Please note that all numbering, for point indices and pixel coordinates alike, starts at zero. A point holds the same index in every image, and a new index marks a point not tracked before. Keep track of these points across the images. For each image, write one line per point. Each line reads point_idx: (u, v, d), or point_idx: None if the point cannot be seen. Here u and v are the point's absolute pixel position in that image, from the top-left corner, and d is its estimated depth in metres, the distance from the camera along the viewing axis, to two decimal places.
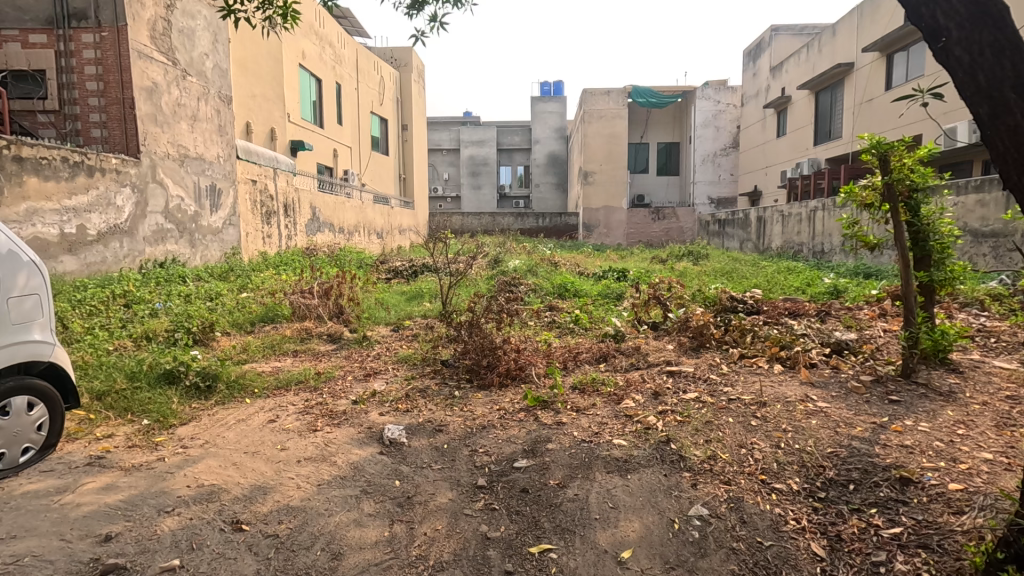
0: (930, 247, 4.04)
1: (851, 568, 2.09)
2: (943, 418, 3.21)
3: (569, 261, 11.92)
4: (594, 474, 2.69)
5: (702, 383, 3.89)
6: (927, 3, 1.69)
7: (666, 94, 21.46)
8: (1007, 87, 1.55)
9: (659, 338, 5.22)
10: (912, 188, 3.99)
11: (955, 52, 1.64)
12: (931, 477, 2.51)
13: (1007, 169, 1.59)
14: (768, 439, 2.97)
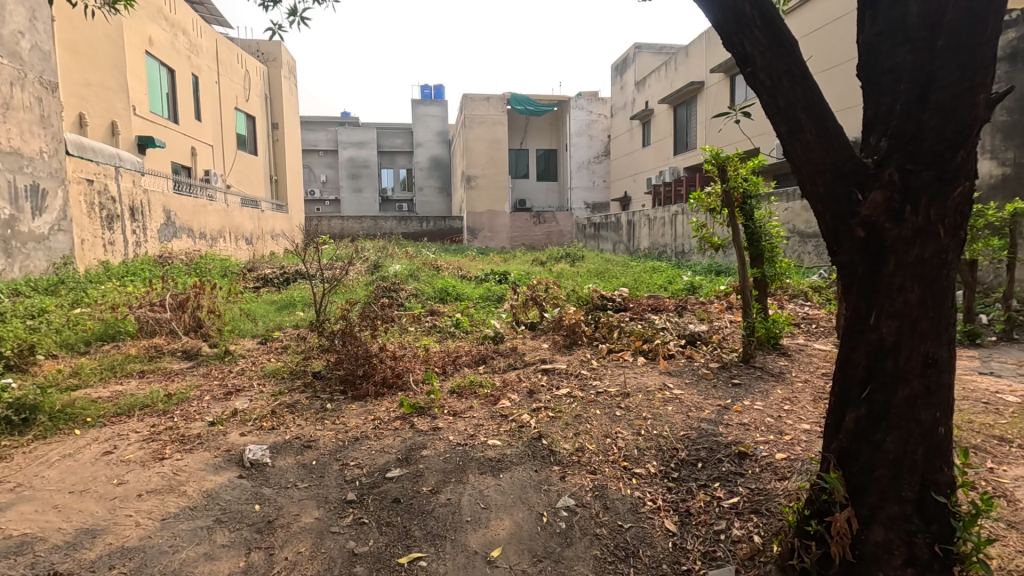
0: (762, 246, 4.57)
1: (697, 539, 2.30)
2: (774, 396, 3.67)
3: (451, 264, 11.91)
4: (467, 476, 2.71)
5: (574, 379, 4.08)
6: (737, 32, 1.90)
7: (543, 103, 22.30)
8: (800, 109, 1.80)
9: (535, 338, 5.41)
10: (746, 195, 4.51)
11: (760, 77, 1.87)
12: (763, 450, 2.85)
13: (803, 178, 1.87)
14: (630, 428, 3.19)
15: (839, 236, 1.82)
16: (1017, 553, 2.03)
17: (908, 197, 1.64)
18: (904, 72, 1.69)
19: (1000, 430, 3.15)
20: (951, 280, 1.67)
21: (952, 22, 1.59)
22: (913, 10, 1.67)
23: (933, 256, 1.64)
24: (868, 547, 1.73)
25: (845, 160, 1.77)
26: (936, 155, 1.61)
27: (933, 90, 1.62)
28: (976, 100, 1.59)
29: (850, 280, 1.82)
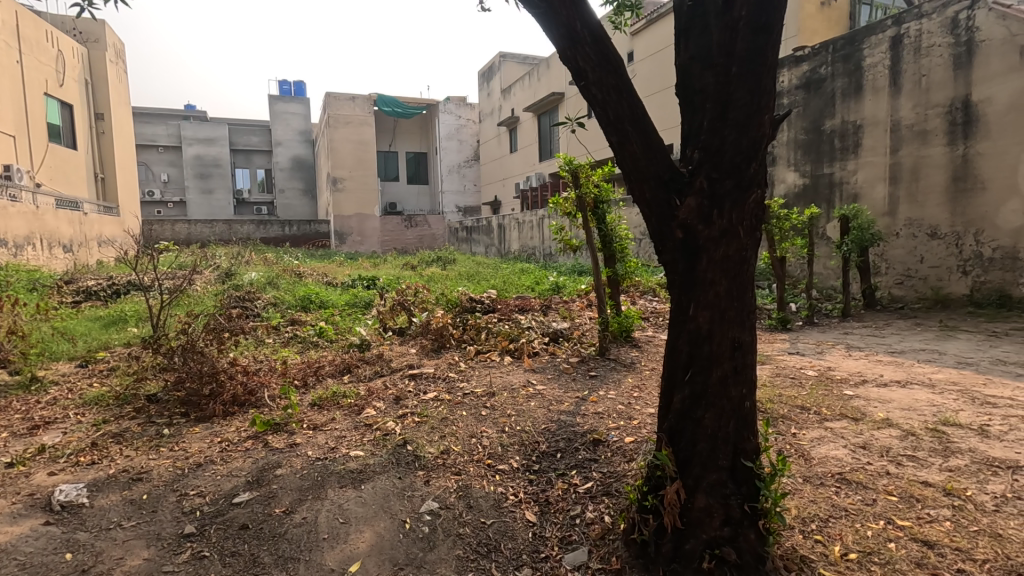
0: (614, 247, 4.93)
1: (555, 525, 2.42)
2: (625, 385, 4.00)
3: (315, 271, 11.28)
4: (326, 491, 2.58)
5: (441, 382, 4.08)
6: (571, 46, 2.03)
7: (410, 106, 21.86)
8: (626, 122, 1.98)
9: (403, 343, 5.31)
10: (597, 199, 4.86)
11: (592, 90, 2.02)
12: (614, 435, 3.08)
13: (632, 185, 2.05)
14: (494, 426, 3.27)
15: (663, 237, 2.03)
16: (810, 503, 2.41)
17: (715, 203, 1.87)
18: (708, 93, 1.93)
19: (802, 401, 3.73)
20: (751, 274, 1.94)
21: (742, 51, 1.84)
22: (715, 38, 1.91)
23: (735, 253, 1.88)
24: (694, 514, 1.96)
25: (665, 169, 1.98)
26: (735, 166, 1.86)
27: (731, 109, 1.87)
28: (763, 119, 1.86)
29: (673, 276, 2.03)
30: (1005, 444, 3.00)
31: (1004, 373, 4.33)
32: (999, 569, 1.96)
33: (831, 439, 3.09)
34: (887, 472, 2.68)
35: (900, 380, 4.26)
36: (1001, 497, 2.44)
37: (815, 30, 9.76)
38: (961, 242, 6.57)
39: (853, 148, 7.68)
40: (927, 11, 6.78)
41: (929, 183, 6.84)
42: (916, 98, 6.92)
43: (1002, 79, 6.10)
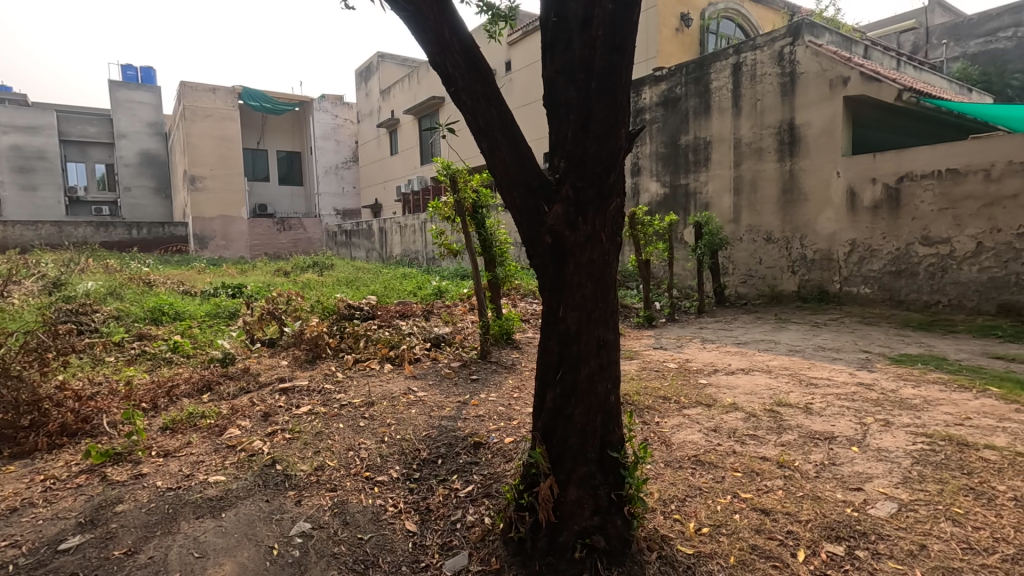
0: (494, 251, 5.01)
1: (435, 533, 2.39)
2: (506, 386, 4.09)
3: (169, 278, 10.11)
4: (178, 525, 2.33)
5: (316, 395, 3.86)
6: (440, 52, 2.04)
7: (282, 102, 20.54)
8: (496, 130, 2.04)
9: (273, 355, 4.96)
10: (476, 204, 4.90)
11: (462, 97, 2.05)
12: (494, 437, 3.13)
13: (503, 191, 2.11)
14: (373, 436, 3.16)
15: (533, 243, 2.10)
16: (670, 485, 2.64)
17: (580, 210, 1.98)
18: (571, 105, 2.03)
19: (664, 392, 4.07)
20: (613, 277, 2.07)
21: (599, 68, 1.97)
22: (576, 53, 2.02)
23: (598, 257, 2.00)
24: (566, 507, 2.05)
25: (533, 177, 2.06)
26: (596, 175, 1.98)
27: (591, 122, 1.98)
28: (620, 132, 1.99)
29: (543, 280, 2.11)
30: (823, 419, 3.51)
31: (823, 358, 5.09)
32: (819, 526, 2.29)
33: (689, 425, 3.40)
34: (734, 451, 3.02)
35: (744, 367, 4.83)
36: (820, 464, 2.85)
37: (671, 53, 10.75)
38: (790, 246, 7.59)
39: (704, 161, 8.55)
40: (760, 44, 7.76)
41: (765, 194, 7.82)
42: (753, 120, 7.88)
43: (817, 107, 7.16)
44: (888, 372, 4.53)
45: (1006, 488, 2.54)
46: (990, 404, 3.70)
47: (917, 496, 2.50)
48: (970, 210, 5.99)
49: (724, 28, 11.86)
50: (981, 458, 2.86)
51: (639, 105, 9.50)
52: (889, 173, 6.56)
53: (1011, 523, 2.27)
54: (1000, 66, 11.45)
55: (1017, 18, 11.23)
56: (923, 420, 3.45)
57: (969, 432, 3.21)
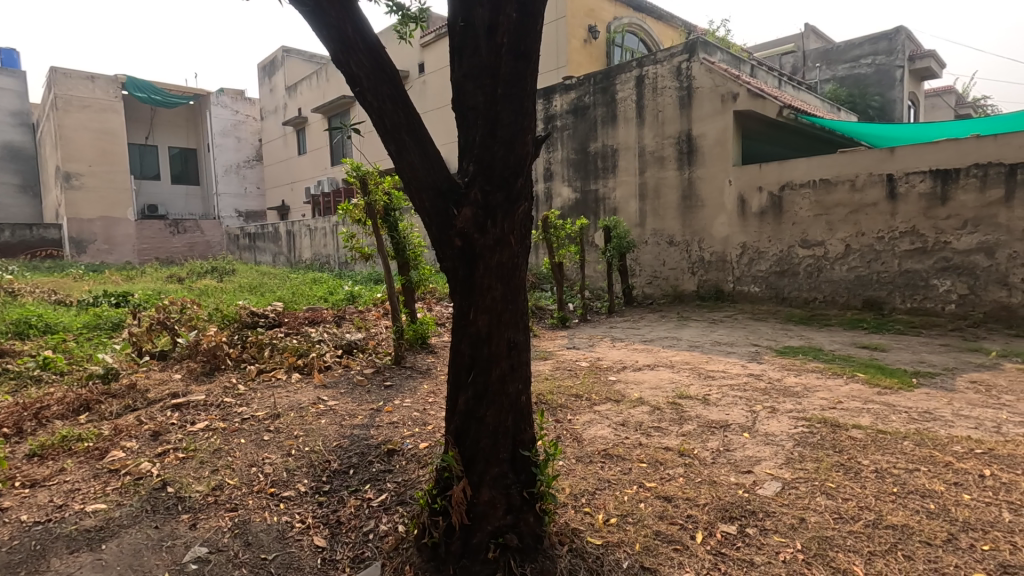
0: (408, 255, 4.93)
1: (346, 545, 2.31)
2: (421, 391, 4.04)
3: (37, 287, 8.98)
4: (48, 563, 2.09)
5: (214, 409, 3.60)
6: (344, 50, 2.00)
7: (174, 94, 18.97)
8: (403, 132, 2.02)
9: (165, 368, 4.56)
10: (388, 207, 4.81)
11: (367, 97, 2.02)
12: (409, 443, 3.07)
13: (412, 195, 2.09)
14: (279, 450, 3.01)
15: (442, 245, 2.10)
16: (580, 479, 2.74)
17: (488, 213, 2.00)
18: (478, 109, 2.05)
19: (576, 390, 4.20)
20: (522, 279, 2.11)
21: (505, 75, 2.01)
22: (482, 59, 2.04)
23: (508, 260, 2.04)
24: (479, 508, 2.06)
25: (442, 180, 2.06)
26: (504, 179, 2.01)
27: (499, 127, 2.01)
28: (527, 137, 2.04)
29: (453, 282, 2.11)
30: (719, 408, 3.79)
31: (719, 352, 5.48)
32: (715, 508, 2.47)
33: (599, 421, 3.54)
34: (640, 443, 3.18)
35: (650, 363, 5.09)
36: (716, 451, 3.07)
37: (581, 63, 11.15)
38: (690, 248, 8.12)
39: (612, 167, 8.94)
40: (660, 58, 8.24)
41: (667, 200, 8.31)
42: (655, 130, 8.35)
43: (711, 119, 7.72)
44: (774, 363, 4.97)
45: (869, 462, 2.88)
46: (857, 389, 4.17)
47: (798, 475, 2.76)
48: (840, 216, 6.72)
49: (629, 42, 12.47)
50: (850, 437, 3.22)
51: (550, 111, 9.75)
52: (773, 182, 7.22)
53: (873, 493, 2.57)
54: (864, 88, 13.12)
55: (876, 48, 12.92)
56: (803, 405, 3.82)
57: (841, 414, 3.60)
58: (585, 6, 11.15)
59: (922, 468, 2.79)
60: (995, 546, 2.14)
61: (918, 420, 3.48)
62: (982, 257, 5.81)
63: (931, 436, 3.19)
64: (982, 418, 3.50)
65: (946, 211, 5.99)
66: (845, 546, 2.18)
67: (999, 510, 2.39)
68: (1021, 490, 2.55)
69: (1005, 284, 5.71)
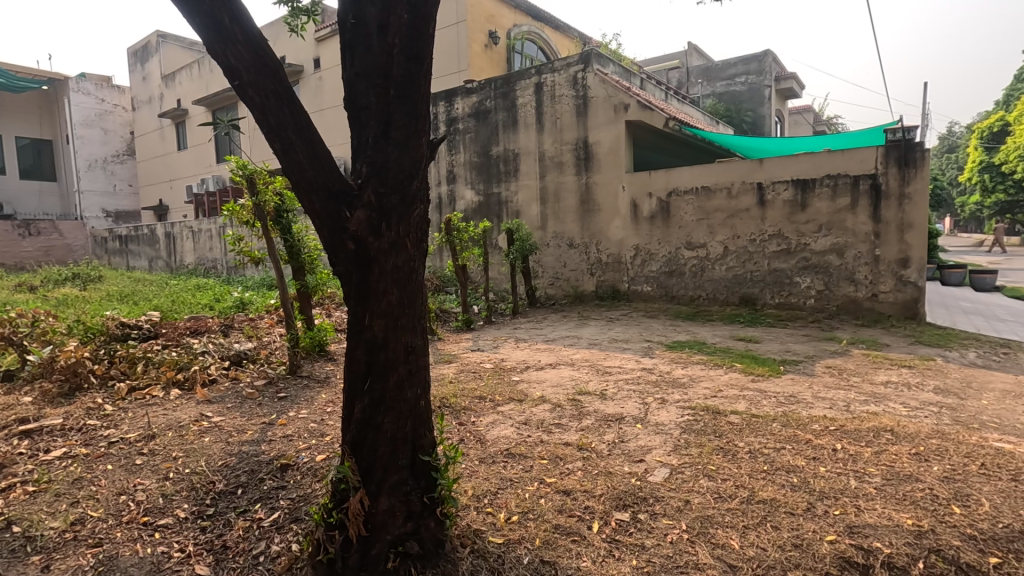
0: (303, 258, 4.69)
1: (233, 571, 2.15)
2: (318, 401, 3.86)
3: None
4: None
5: (75, 434, 3.20)
6: (220, 42, 1.87)
7: (22, 77, 16.62)
8: (290, 130, 1.93)
9: (11, 391, 3.97)
10: (280, 208, 4.54)
11: (248, 92, 1.90)
12: (304, 456, 2.93)
13: (301, 196, 1.99)
14: (154, 475, 2.74)
15: (334, 249, 2.02)
16: (483, 480, 2.76)
17: (383, 216, 1.96)
18: (371, 110, 2.00)
19: (480, 391, 4.23)
20: (419, 283, 2.09)
21: (398, 76, 1.98)
22: (373, 59, 1.99)
23: (404, 264, 2.01)
24: (378, 517, 2.01)
25: (333, 181, 1.99)
26: (398, 182, 1.98)
27: (392, 129, 1.98)
28: (421, 140, 2.03)
29: (347, 287, 2.04)
30: (615, 402, 3.99)
31: (616, 349, 5.78)
32: (610, 498, 2.59)
33: (502, 421, 3.59)
34: (542, 440, 3.27)
35: (552, 362, 5.25)
36: (612, 443, 3.23)
37: (481, 67, 11.26)
38: (588, 250, 8.47)
39: (513, 172, 9.10)
40: (557, 67, 8.51)
41: (566, 204, 8.61)
42: (554, 136, 8.62)
43: (605, 128, 8.11)
44: (664, 357, 5.33)
45: (743, 444, 3.17)
46: (735, 377, 4.59)
47: (683, 460, 2.98)
48: (718, 220, 7.34)
49: (528, 50, 12.77)
50: (728, 422, 3.52)
51: (452, 114, 9.71)
52: (661, 189, 7.73)
53: (747, 471, 2.83)
54: (739, 104, 14.42)
55: (748, 68, 14.26)
56: (689, 395, 4.12)
57: (720, 402, 3.93)
58: (485, 11, 11.27)
59: (787, 446, 3.12)
60: (844, 510, 2.44)
61: (784, 403, 3.90)
62: (834, 257, 6.62)
63: (795, 417, 3.58)
64: (835, 399, 3.99)
65: (806, 216, 6.75)
66: (724, 523, 2.39)
67: (847, 478, 2.73)
68: (864, 459, 2.94)
69: (852, 280, 6.54)
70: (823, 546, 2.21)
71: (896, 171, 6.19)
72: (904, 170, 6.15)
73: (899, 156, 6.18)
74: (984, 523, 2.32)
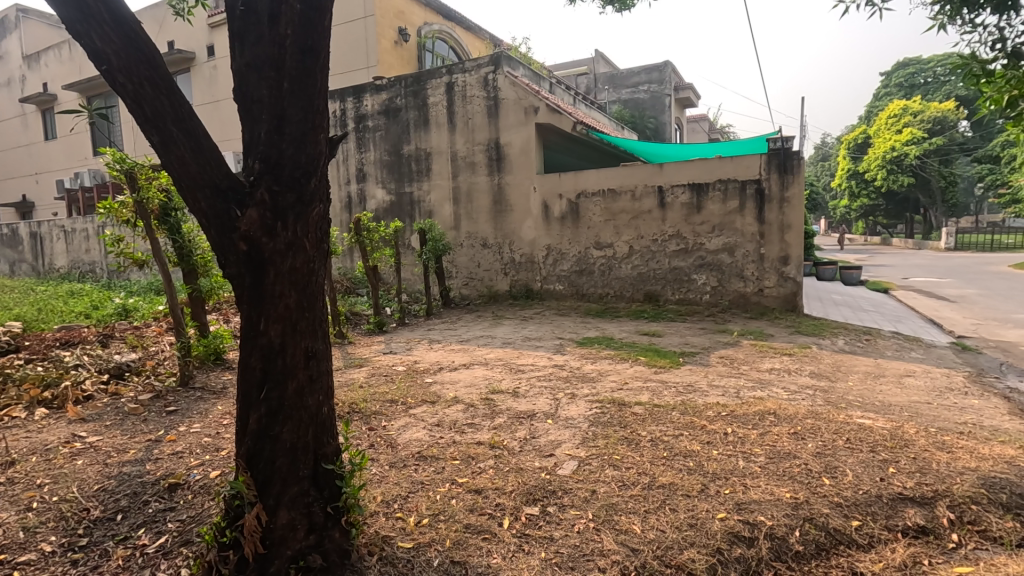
0: (195, 261, 4.34)
1: None
2: (214, 414, 3.60)
3: None
4: None
5: None
6: (83, 21, 1.70)
7: None
8: (168, 121, 1.79)
9: None
10: (165, 207, 4.18)
11: (118, 78, 1.74)
12: (196, 474, 2.71)
13: (184, 193, 1.85)
14: (14, 507, 2.42)
15: (224, 251, 1.89)
16: (393, 485, 2.71)
17: (277, 216, 1.87)
18: (263, 103, 1.90)
19: (392, 395, 4.14)
20: (319, 285, 2.01)
21: (291, 69, 1.89)
22: (263, 48, 1.89)
23: (302, 265, 1.92)
24: (277, 533, 1.91)
25: (221, 177, 1.86)
26: (294, 180, 1.89)
27: (286, 124, 1.89)
28: (318, 137, 1.95)
29: (239, 291, 1.92)
30: (527, 399, 4.06)
31: (529, 347, 5.88)
32: (521, 493, 2.64)
33: (414, 424, 3.53)
34: (454, 441, 3.26)
35: (466, 362, 5.25)
36: (523, 440, 3.28)
37: (391, 64, 11.04)
38: (501, 250, 8.56)
39: (426, 171, 8.99)
40: (468, 67, 8.51)
41: (479, 205, 8.65)
42: (466, 136, 8.62)
43: (516, 130, 8.24)
44: (575, 353, 5.51)
45: (645, 433, 3.35)
46: (639, 370, 4.84)
47: (591, 452, 3.09)
48: (624, 221, 7.69)
49: (439, 49, 12.66)
50: (632, 413, 3.70)
51: (361, 111, 9.41)
52: (570, 190, 7.98)
53: (648, 459, 2.99)
54: (642, 111, 15.16)
55: (650, 77, 15.07)
56: (596, 389, 4.30)
57: (625, 394, 4.13)
58: (394, 6, 11.04)
59: (685, 433, 3.33)
60: (733, 489, 2.65)
61: (683, 392, 4.17)
62: (726, 256, 7.16)
63: (691, 405, 3.83)
64: (727, 386, 4.33)
65: (701, 218, 7.25)
66: (627, 509, 2.50)
67: (736, 459, 2.97)
68: (750, 441, 3.21)
69: (742, 277, 7.11)
70: (715, 524, 2.38)
71: (777, 177, 6.80)
72: (783, 176, 6.77)
73: (779, 164, 6.80)
74: (848, 491, 2.61)
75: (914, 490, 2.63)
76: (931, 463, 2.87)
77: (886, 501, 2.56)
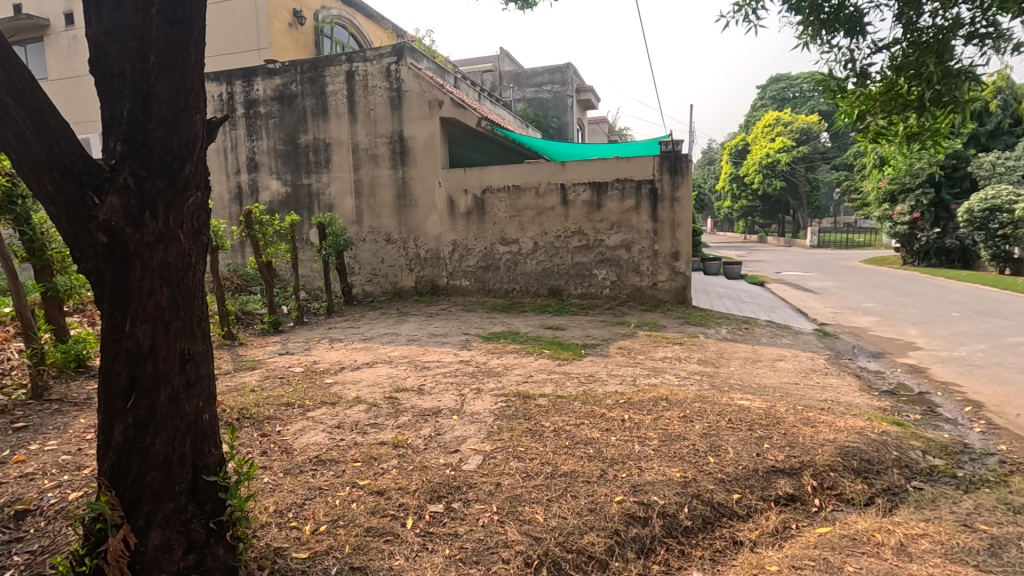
0: (49, 256, 3.83)
1: None
2: (74, 428, 3.20)
3: None
4: None
5: None
6: None
7: None
8: (3, 92, 1.55)
9: None
10: (9, 194, 3.61)
11: None
12: (51, 497, 2.39)
13: (26, 176, 1.61)
14: None
15: (78, 243, 1.67)
16: (288, 493, 2.55)
17: (145, 204, 1.68)
18: (125, 77, 1.69)
19: (288, 397, 3.90)
20: (196, 281, 1.84)
21: (159, 41, 1.71)
22: (124, 16, 1.69)
23: (175, 259, 1.74)
24: (148, 556, 1.73)
25: (72, 159, 1.64)
26: (164, 164, 1.71)
27: (154, 102, 1.70)
28: (193, 119, 1.78)
29: (98, 288, 1.71)
30: (433, 397, 4.00)
31: (435, 343, 5.81)
32: (424, 491, 2.59)
33: (311, 427, 3.36)
34: (355, 443, 3.13)
35: (369, 361, 5.08)
36: (428, 437, 3.23)
37: (285, 48, 10.42)
38: (406, 246, 8.38)
39: (325, 163, 8.57)
40: (369, 56, 8.21)
41: (382, 198, 8.40)
42: (367, 127, 8.32)
43: (420, 123, 8.09)
44: (481, 348, 5.53)
45: (549, 424, 3.43)
46: (543, 363, 4.96)
47: (496, 445, 3.11)
48: (528, 217, 7.83)
49: (339, 35, 12.12)
50: (537, 405, 3.77)
51: (251, 96, 8.77)
52: (475, 186, 7.98)
53: (552, 448, 3.06)
54: (546, 111, 15.51)
55: (553, 78, 15.46)
56: (501, 383, 4.34)
57: (530, 387, 4.20)
58: None
59: (586, 421, 3.45)
60: (630, 472, 2.78)
61: (583, 382, 4.33)
62: (623, 252, 7.53)
63: (592, 394, 3.98)
64: (624, 375, 4.56)
65: (601, 216, 7.55)
66: (531, 500, 2.54)
67: (632, 444, 3.12)
68: (645, 426, 3.39)
69: (638, 271, 7.52)
70: (613, 507, 2.48)
71: (669, 178, 7.26)
72: (675, 177, 7.24)
73: (670, 165, 7.25)
74: (730, 467, 2.85)
75: (784, 462, 2.91)
76: (798, 437, 3.20)
77: (761, 474, 2.81)
